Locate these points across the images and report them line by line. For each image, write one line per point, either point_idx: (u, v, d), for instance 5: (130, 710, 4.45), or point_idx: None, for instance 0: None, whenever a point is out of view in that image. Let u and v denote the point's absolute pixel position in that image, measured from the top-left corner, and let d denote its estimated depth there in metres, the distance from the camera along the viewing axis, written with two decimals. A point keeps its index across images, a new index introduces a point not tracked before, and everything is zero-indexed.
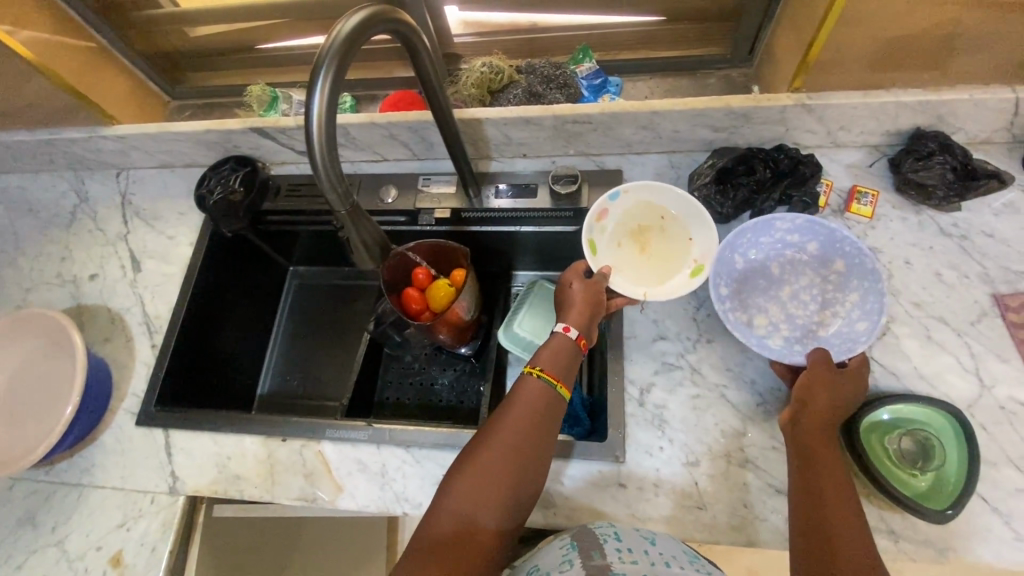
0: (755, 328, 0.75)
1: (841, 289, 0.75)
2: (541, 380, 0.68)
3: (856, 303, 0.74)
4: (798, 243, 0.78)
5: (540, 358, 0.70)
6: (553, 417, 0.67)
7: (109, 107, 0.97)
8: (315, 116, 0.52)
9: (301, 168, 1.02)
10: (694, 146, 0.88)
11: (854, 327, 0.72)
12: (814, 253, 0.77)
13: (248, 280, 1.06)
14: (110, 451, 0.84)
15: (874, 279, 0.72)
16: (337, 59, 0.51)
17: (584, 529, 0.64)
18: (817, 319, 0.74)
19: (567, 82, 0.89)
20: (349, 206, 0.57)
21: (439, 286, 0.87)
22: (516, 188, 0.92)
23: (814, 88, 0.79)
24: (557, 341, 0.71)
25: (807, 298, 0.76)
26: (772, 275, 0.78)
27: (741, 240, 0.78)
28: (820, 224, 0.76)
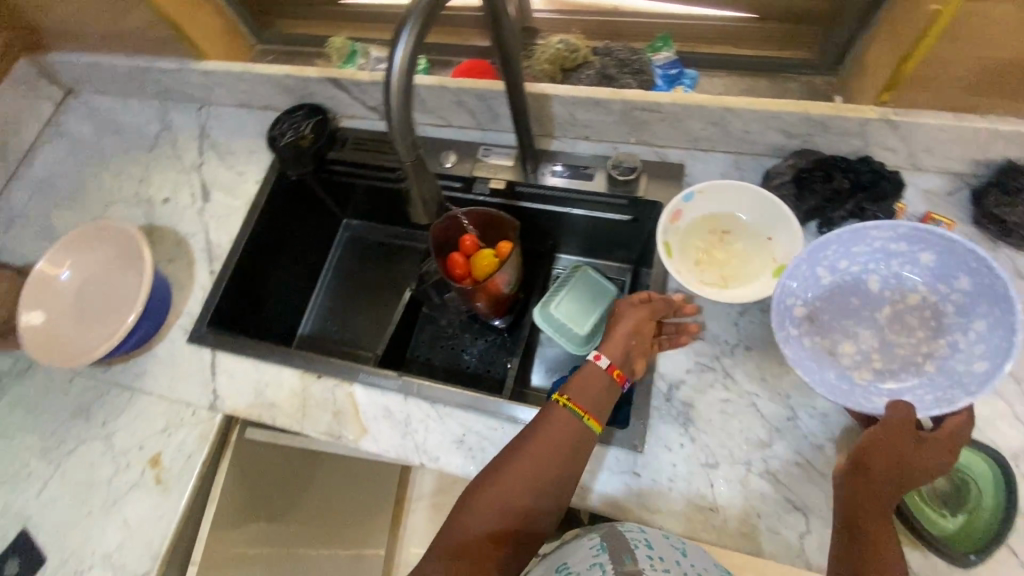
0: (838, 357, 0.70)
1: (964, 315, 0.66)
2: (566, 409, 0.67)
3: (980, 332, 0.65)
4: (906, 253, 0.70)
5: (570, 389, 0.70)
6: (584, 450, 0.66)
7: (203, 44, 1.02)
8: (395, 66, 0.53)
9: (369, 123, 1.04)
10: (763, 149, 0.85)
11: (971, 362, 0.64)
12: (929, 266, 0.69)
13: (304, 224, 1.10)
14: (162, 362, 0.91)
15: (1004, 307, 0.62)
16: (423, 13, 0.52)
17: (614, 528, 0.66)
18: (923, 350, 0.68)
19: (642, 68, 0.87)
20: (415, 160, 0.59)
21: (484, 256, 0.90)
22: (575, 169, 0.92)
23: (901, 105, 0.75)
24: (586, 372, 0.70)
25: (910, 322, 0.69)
26: (869, 293, 0.72)
27: (827, 253, 0.71)
28: (933, 233, 0.67)
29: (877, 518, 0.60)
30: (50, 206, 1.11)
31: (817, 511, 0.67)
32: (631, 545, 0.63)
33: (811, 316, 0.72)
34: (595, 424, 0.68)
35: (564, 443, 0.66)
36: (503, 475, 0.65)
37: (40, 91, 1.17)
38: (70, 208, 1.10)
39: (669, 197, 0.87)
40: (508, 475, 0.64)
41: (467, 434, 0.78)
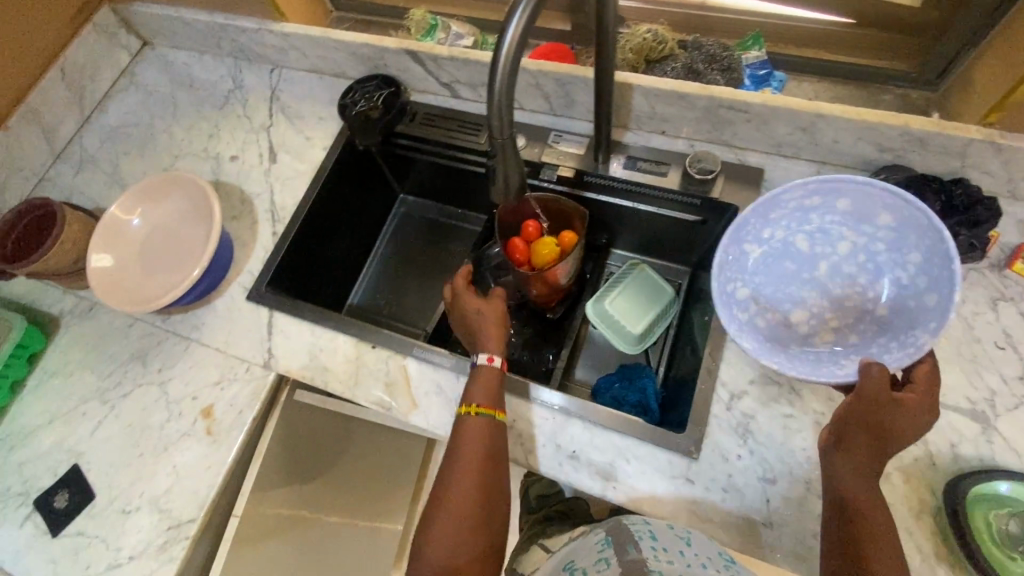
0: (796, 326, 0.73)
1: (897, 249, 0.68)
2: (480, 417, 0.72)
3: (917, 264, 0.66)
4: (822, 205, 0.70)
5: (474, 393, 0.74)
6: (502, 441, 0.73)
7: (284, 5, 1.02)
8: (507, 43, 0.50)
9: (439, 99, 1.03)
10: (851, 161, 0.82)
11: (920, 297, 0.66)
12: (847, 212, 0.70)
13: (364, 194, 1.11)
14: (220, 316, 0.92)
15: (931, 237, 0.64)
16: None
17: (620, 522, 0.72)
18: (867, 296, 0.71)
19: (731, 65, 0.84)
20: (507, 137, 0.57)
21: (546, 243, 0.88)
22: (646, 164, 0.89)
23: (1009, 127, 0.71)
24: (481, 374, 0.75)
25: (848, 266, 0.72)
26: (800, 252, 0.73)
27: (750, 232, 0.72)
28: (842, 182, 0.68)
29: (868, 497, 0.60)
30: (120, 153, 1.13)
31: None
32: (636, 537, 0.67)
33: (763, 295, 0.74)
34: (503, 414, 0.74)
35: (484, 444, 0.71)
36: (446, 502, 0.69)
37: (119, 40, 1.19)
38: (140, 158, 1.12)
39: (746, 201, 0.84)
40: (450, 498, 0.69)
41: (516, 421, 0.77)
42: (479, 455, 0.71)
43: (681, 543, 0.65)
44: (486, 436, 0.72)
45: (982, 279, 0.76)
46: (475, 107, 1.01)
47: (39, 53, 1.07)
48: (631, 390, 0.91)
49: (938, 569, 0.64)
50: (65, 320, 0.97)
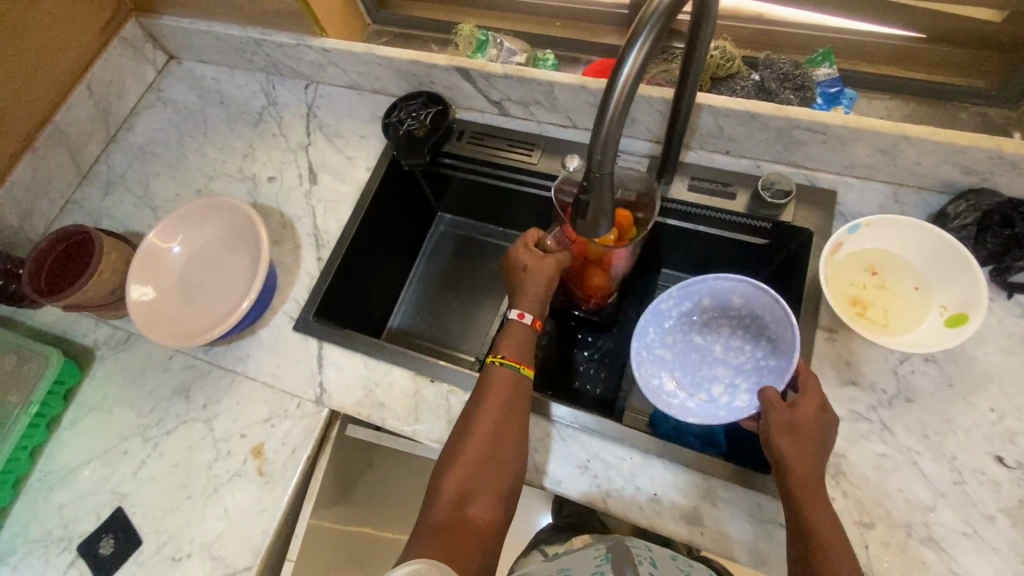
0: (721, 400, 0.78)
1: (757, 316, 0.78)
2: (505, 366, 0.74)
3: (773, 320, 0.76)
4: (694, 306, 0.82)
5: (503, 348, 0.76)
6: (526, 398, 0.74)
7: (325, 21, 0.97)
8: (624, 77, 0.48)
9: (487, 117, 0.99)
10: (930, 183, 0.79)
11: (782, 340, 0.75)
12: (712, 305, 0.81)
13: (405, 214, 1.06)
14: (266, 347, 0.88)
15: (766, 295, 0.75)
16: (665, 21, 0.47)
17: (621, 545, 0.72)
18: (760, 356, 0.78)
19: (805, 83, 0.81)
20: (607, 172, 0.54)
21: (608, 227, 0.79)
22: (712, 186, 0.85)
23: None
24: (512, 330, 0.77)
25: (733, 342, 0.81)
26: (694, 342, 0.82)
27: (648, 337, 0.81)
28: (693, 284, 0.79)
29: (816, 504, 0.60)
30: (151, 173, 1.09)
31: None
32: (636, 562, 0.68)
33: (684, 381, 0.80)
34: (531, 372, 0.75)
35: (508, 395, 0.72)
36: (462, 443, 0.69)
37: (145, 54, 1.14)
38: (171, 178, 1.07)
39: (821, 226, 0.80)
40: (468, 439, 0.69)
41: (591, 460, 0.74)
42: (497, 412, 0.71)
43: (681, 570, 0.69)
44: (508, 392, 0.72)
45: None
46: (526, 125, 0.97)
47: (67, 71, 1.02)
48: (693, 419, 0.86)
49: None
50: (100, 352, 0.92)
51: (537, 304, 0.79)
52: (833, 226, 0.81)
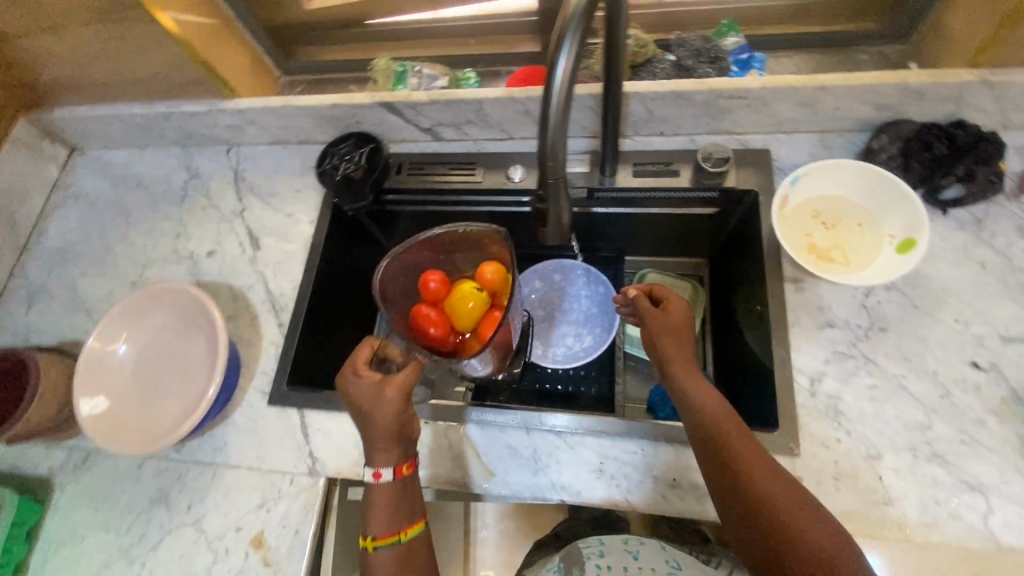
0: (574, 349, 0.96)
1: (574, 280, 1.01)
2: (381, 550, 0.67)
3: (586, 278, 1.00)
4: (532, 290, 1.02)
5: (373, 522, 0.68)
6: (419, 559, 0.69)
7: (234, 80, 0.94)
8: (558, 80, 0.49)
9: (421, 146, 0.98)
10: (850, 125, 0.83)
11: (598, 289, 0.98)
12: (542, 286, 1.01)
13: (359, 259, 1.03)
14: (243, 430, 0.82)
15: (568, 264, 1.02)
16: (585, 24, 0.48)
17: (574, 548, 0.82)
18: (588, 307, 0.98)
19: (717, 55, 0.85)
20: (559, 175, 0.55)
21: (461, 299, 0.74)
22: (654, 169, 0.87)
23: (997, 64, 0.74)
24: (378, 495, 0.69)
25: (567, 306, 0.99)
26: (539, 315, 1.00)
27: None
28: (529, 273, 1.03)
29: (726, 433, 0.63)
30: (75, 275, 1.01)
31: (996, 487, 0.64)
32: (584, 558, 0.79)
33: (543, 349, 0.97)
34: (411, 531, 0.69)
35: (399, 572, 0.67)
36: None
37: (45, 152, 1.06)
38: (100, 276, 1.00)
39: (764, 184, 0.84)
40: None
41: (604, 460, 0.73)
42: None
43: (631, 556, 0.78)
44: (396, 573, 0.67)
45: (1002, 211, 0.77)
46: (462, 146, 0.97)
47: None
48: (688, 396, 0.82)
49: None
50: (59, 479, 0.84)
51: (394, 442, 0.69)
52: (774, 181, 0.84)
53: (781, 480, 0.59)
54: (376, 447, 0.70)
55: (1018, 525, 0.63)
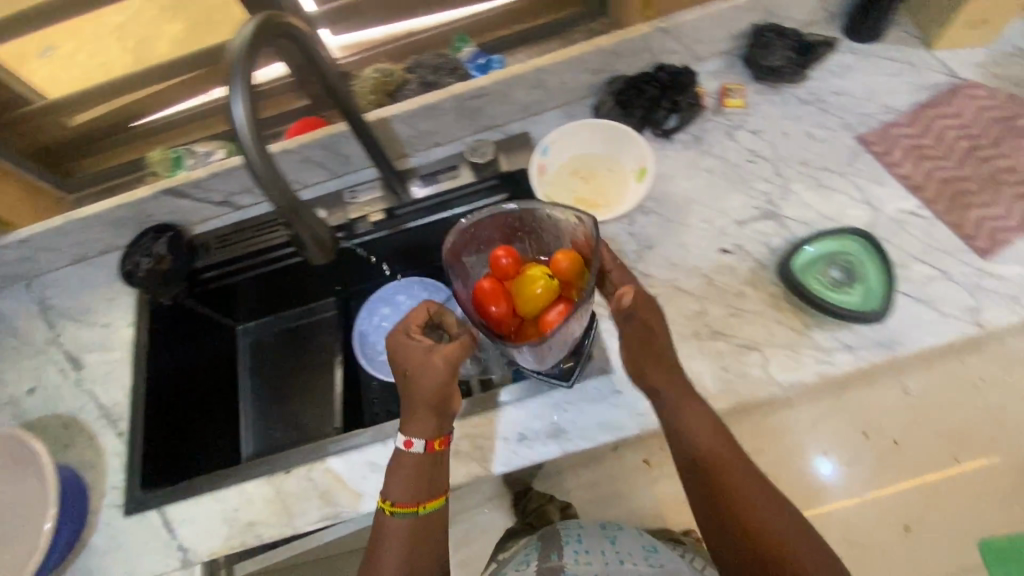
0: None
1: (415, 295, 1.08)
2: (398, 515, 0.68)
3: (424, 290, 1.08)
4: (380, 317, 1.08)
5: (391, 489, 0.69)
6: (431, 534, 0.69)
7: (6, 215, 0.94)
8: (241, 122, 0.54)
9: (224, 219, 1.02)
10: (582, 92, 0.97)
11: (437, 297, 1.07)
12: (388, 311, 1.08)
13: (203, 345, 1.04)
14: (105, 551, 0.79)
15: (404, 283, 1.09)
16: (245, 64, 0.54)
17: (552, 530, 0.85)
18: None
19: (454, 67, 0.96)
20: (294, 202, 0.59)
21: (532, 283, 0.71)
22: (439, 175, 0.98)
23: (662, 13, 0.89)
24: (406, 461, 0.69)
25: None
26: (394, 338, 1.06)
27: (371, 353, 1.04)
28: (373, 303, 1.08)
29: (727, 462, 0.65)
30: None
31: (765, 341, 0.76)
32: (563, 543, 0.81)
33: None
34: (432, 505, 0.69)
35: (411, 538, 0.68)
36: None
37: None
38: None
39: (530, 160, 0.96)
40: None
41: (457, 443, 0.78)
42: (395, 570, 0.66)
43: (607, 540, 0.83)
44: (407, 542, 0.67)
45: (716, 124, 0.92)
46: (262, 208, 1.02)
47: None
48: None
49: (812, 335, 0.76)
50: None
51: (429, 417, 0.68)
52: None
53: (784, 515, 0.62)
54: (410, 418, 0.69)
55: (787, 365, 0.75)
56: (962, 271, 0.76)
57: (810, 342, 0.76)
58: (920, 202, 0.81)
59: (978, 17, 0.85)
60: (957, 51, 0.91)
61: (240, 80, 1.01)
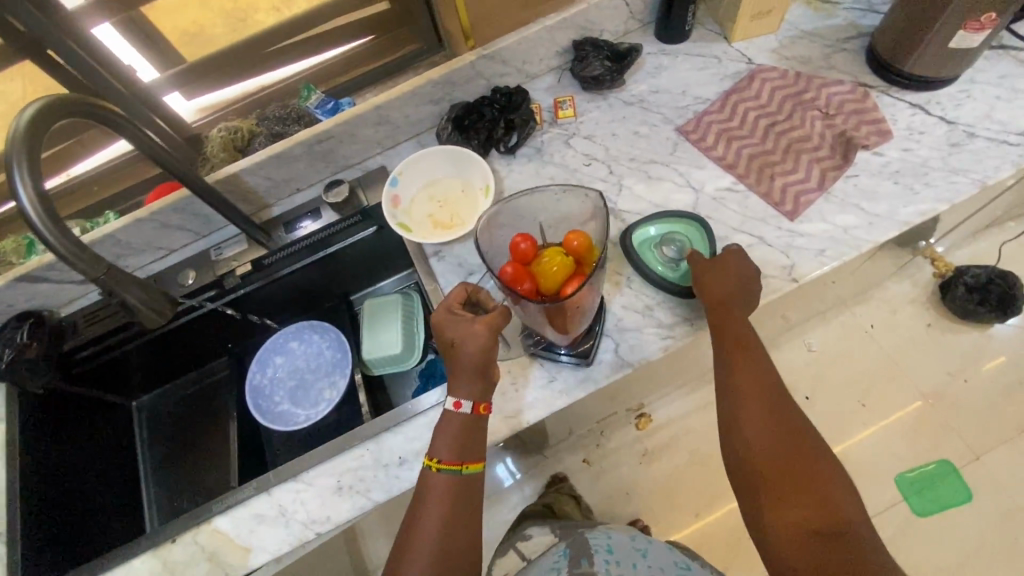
0: (333, 396, 1.04)
1: (306, 340, 1.09)
2: (442, 471, 0.69)
3: (314, 333, 1.10)
4: (274, 368, 1.08)
5: (437, 446, 0.70)
6: (474, 497, 0.70)
7: None
8: (26, 202, 0.56)
9: (93, 296, 1.01)
10: (429, 122, 1.02)
11: (327, 338, 1.09)
12: (282, 360, 1.09)
13: (90, 428, 1.01)
14: None
15: (293, 330, 1.10)
16: (25, 148, 0.57)
17: (582, 540, 0.83)
18: (326, 356, 1.08)
19: (300, 115, 1.00)
20: (106, 268, 0.61)
21: (553, 259, 0.72)
22: (303, 219, 1.02)
23: (484, 41, 0.96)
24: (445, 424, 0.71)
25: (312, 365, 1.08)
26: (291, 385, 1.07)
27: (273, 405, 1.05)
28: (265, 356, 1.09)
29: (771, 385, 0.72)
30: None
31: (614, 327, 0.82)
32: (593, 550, 0.79)
33: (307, 411, 1.04)
34: (474, 467, 0.70)
35: (451, 498, 0.68)
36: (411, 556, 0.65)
37: None
38: None
39: None
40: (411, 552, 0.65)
41: (340, 478, 0.79)
42: (434, 522, 0.67)
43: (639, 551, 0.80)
44: (447, 498, 0.68)
45: (553, 135, 1.00)
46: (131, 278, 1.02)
47: None
48: None
49: (655, 313, 0.82)
50: None
51: (472, 383, 0.71)
52: None
53: (818, 451, 0.68)
54: (459, 381, 0.72)
55: (636, 345, 0.80)
56: (775, 234, 0.84)
57: (654, 321, 0.82)
58: (734, 178, 0.90)
59: (756, 11, 0.96)
60: (752, 40, 1.01)
61: (93, 155, 0.99)
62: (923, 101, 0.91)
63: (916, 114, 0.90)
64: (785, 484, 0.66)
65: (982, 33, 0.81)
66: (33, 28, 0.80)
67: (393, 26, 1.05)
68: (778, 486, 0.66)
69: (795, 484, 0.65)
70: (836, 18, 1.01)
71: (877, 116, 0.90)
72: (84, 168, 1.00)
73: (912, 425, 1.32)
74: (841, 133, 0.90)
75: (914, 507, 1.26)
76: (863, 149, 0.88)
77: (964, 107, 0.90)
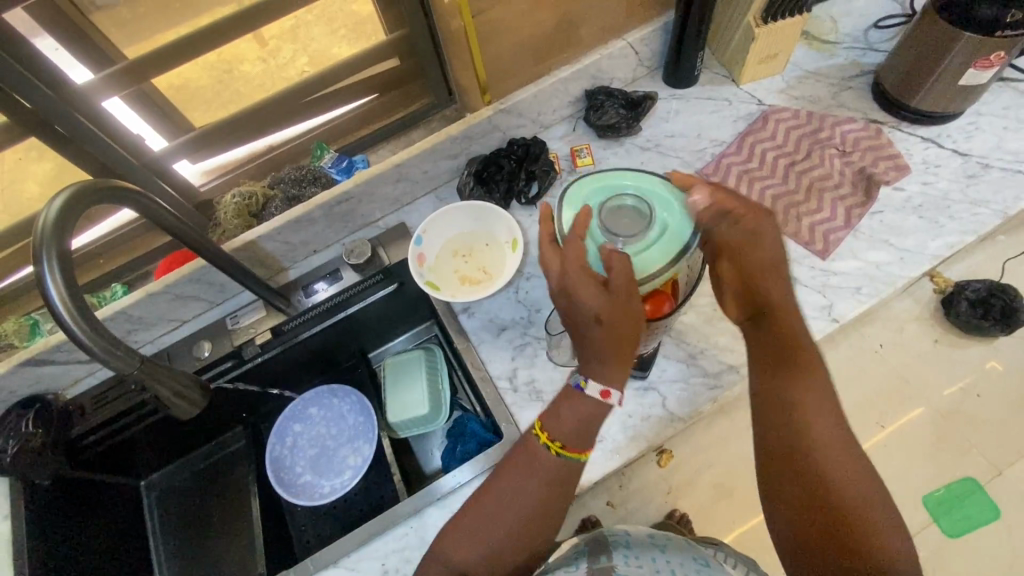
0: (359, 466, 0.99)
1: (328, 404, 1.04)
2: (560, 457, 0.65)
3: (336, 397, 1.04)
4: (293, 436, 1.03)
5: (563, 433, 0.65)
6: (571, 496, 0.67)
7: None
8: (57, 302, 0.52)
9: (99, 374, 0.95)
10: (447, 176, 1.02)
11: (349, 401, 1.04)
12: (302, 428, 1.03)
13: (100, 517, 0.94)
14: None
15: (313, 393, 1.05)
16: (56, 242, 0.53)
17: (599, 537, 0.77)
18: (350, 421, 1.03)
19: (316, 175, 0.98)
20: (139, 364, 0.57)
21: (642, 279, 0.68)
22: (323, 281, 0.99)
23: (500, 95, 0.96)
24: (588, 411, 0.65)
25: (334, 430, 1.03)
26: (314, 454, 1.02)
27: (297, 477, 1.00)
28: (284, 423, 1.03)
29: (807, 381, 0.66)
30: None
31: (660, 379, 0.80)
32: (611, 548, 0.73)
33: (331, 483, 0.99)
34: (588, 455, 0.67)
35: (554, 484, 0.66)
36: (483, 515, 0.65)
37: None
38: None
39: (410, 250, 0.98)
40: (486, 517, 0.65)
41: (382, 561, 0.77)
42: (523, 506, 0.65)
43: (657, 545, 0.74)
44: (548, 484, 0.65)
45: (573, 183, 1.00)
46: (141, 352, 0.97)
47: None
48: (468, 440, 0.94)
49: (699, 362, 0.81)
50: None
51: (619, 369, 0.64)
52: None
53: (849, 466, 0.62)
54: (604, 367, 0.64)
55: (683, 397, 0.79)
56: (810, 274, 0.85)
57: (699, 369, 0.81)
58: None
59: (764, 55, 0.98)
60: (760, 82, 1.03)
61: (100, 225, 0.96)
62: (934, 135, 0.94)
63: (930, 148, 0.92)
64: (805, 500, 0.62)
65: (991, 70, 0.82)
66: (48, 109, 0.77)
67: (404, 82, 1.05)
68: (798, 501, 0.63)
69: (812, 501, 0.62)
70: (838, 57, 1.04)
71: (893, 151, 0.92)
72: (87, 239, 0.95)
73: (932, 441, 1.14)
74: (860, 170, 0.92)
75: (944, 527, 1.09)
76: (884, 185, 0.90)
77: (974, 139, 0.92)
